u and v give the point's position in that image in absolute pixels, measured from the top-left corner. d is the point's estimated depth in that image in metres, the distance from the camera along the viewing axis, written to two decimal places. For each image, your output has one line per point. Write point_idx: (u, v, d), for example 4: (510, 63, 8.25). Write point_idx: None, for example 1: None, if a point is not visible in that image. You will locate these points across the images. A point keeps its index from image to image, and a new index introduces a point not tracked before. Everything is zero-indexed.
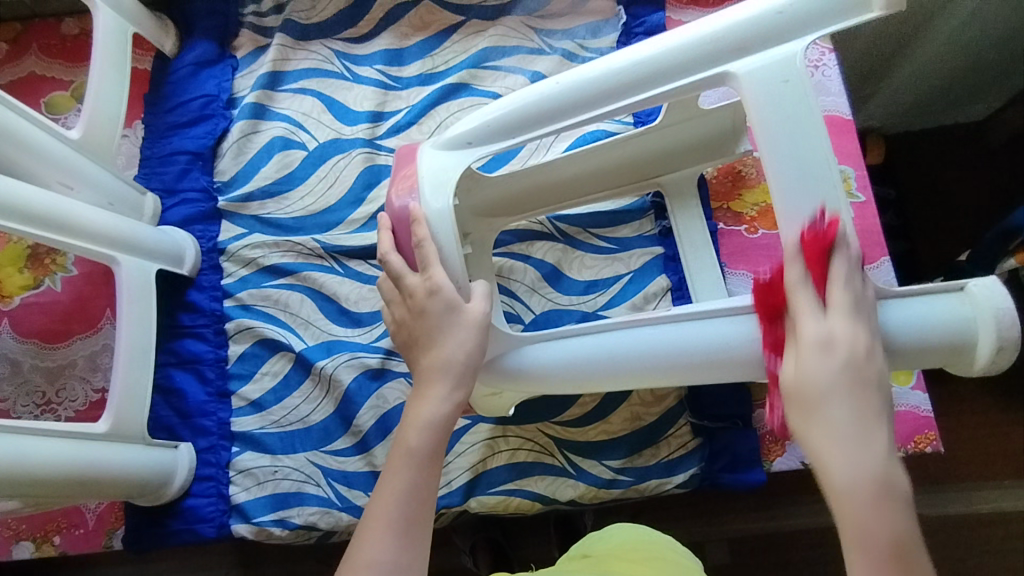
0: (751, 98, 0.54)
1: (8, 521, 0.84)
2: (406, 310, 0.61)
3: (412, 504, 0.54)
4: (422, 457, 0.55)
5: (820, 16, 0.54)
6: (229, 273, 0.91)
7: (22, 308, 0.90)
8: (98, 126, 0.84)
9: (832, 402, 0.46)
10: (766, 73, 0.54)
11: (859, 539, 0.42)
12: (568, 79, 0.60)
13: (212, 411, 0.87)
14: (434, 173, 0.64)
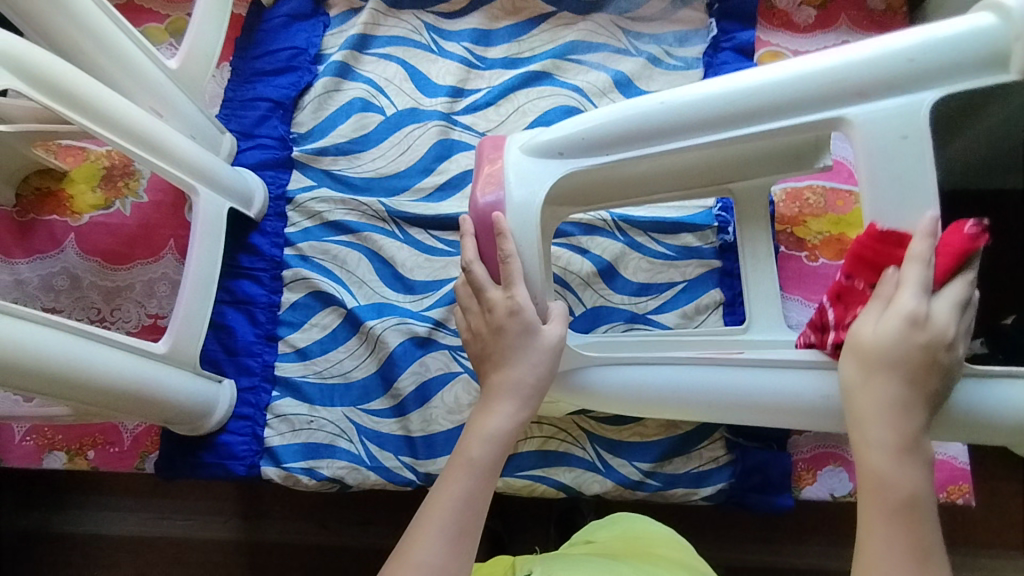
0: (862, 150, 0.56)
1: (45, 429, 0.85)
2: (484, 323, 0.63)
3: (466, 513, 0.56)
4: (482, 470, 0.58)
5: (951, 71, 0.54)
6: (294, 223, 0.93)
7: (90, 226, 0.92)
8: (195, 58, 0.85)
9: (884, 402, 0.52)
10: (881, 123, 0.55)
11: (879, 490, 0.50)
12: (678, 97, 0.59)
13: (258, 352, 0.88)
14: (525, 175, 0.63)
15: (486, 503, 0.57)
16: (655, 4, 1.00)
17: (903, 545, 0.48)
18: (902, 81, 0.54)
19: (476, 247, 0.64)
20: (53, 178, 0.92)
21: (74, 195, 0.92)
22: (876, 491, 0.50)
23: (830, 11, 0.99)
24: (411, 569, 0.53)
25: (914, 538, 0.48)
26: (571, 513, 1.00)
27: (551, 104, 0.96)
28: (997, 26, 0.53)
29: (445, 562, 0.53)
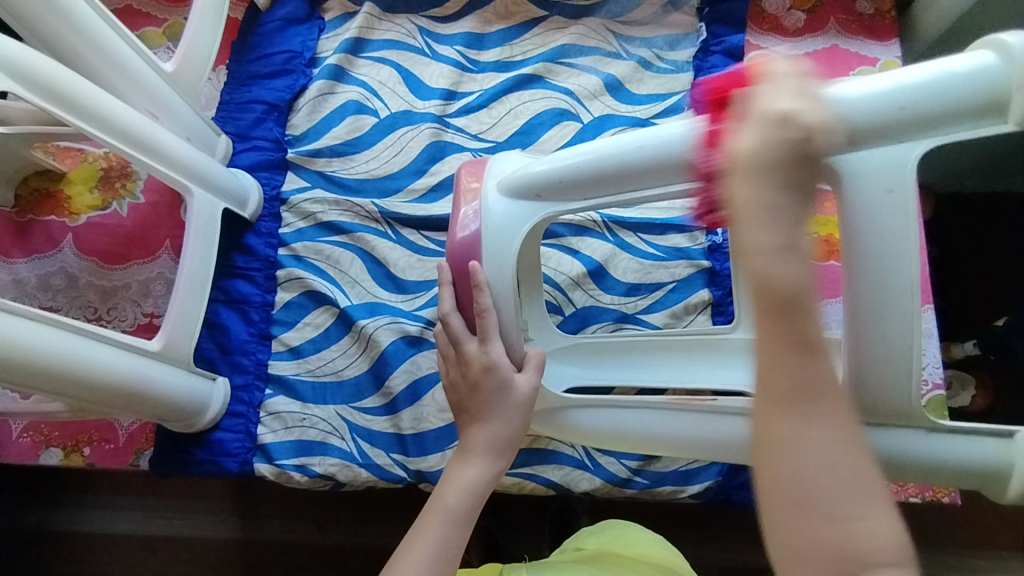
0: (846, 203, 0.51)
1: (42, 426, 0.86)
2: (461, 376, 0.63)
3: (440, 564, 0.56)
4: (456, 516, 0.58)
5: (945, 120, 0.49)
6: (288, 223, 0.94)
7: (87, 226, 0.93)
8: (190, 61, 0.87)
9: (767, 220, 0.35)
10: (870, 174, 0.51)
11: (766, 294, 0.35)
12: (654, 138, 0.55)
13: (252, 350, 0.89)
14: (499, 223, 0.62)
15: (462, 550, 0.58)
16: (647, 8, 1.01)
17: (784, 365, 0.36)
18: (897, 126, 0.50)
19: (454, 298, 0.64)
20: (51, 179, 0.94)
21: (71, 196, 0.94)
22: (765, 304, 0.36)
23: (819, 16, 1.00)
24: None
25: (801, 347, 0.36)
26: (563, 514, 1.01)
27: (542, 107, 0.98)
28: (999, 68, 0.48)
29: None
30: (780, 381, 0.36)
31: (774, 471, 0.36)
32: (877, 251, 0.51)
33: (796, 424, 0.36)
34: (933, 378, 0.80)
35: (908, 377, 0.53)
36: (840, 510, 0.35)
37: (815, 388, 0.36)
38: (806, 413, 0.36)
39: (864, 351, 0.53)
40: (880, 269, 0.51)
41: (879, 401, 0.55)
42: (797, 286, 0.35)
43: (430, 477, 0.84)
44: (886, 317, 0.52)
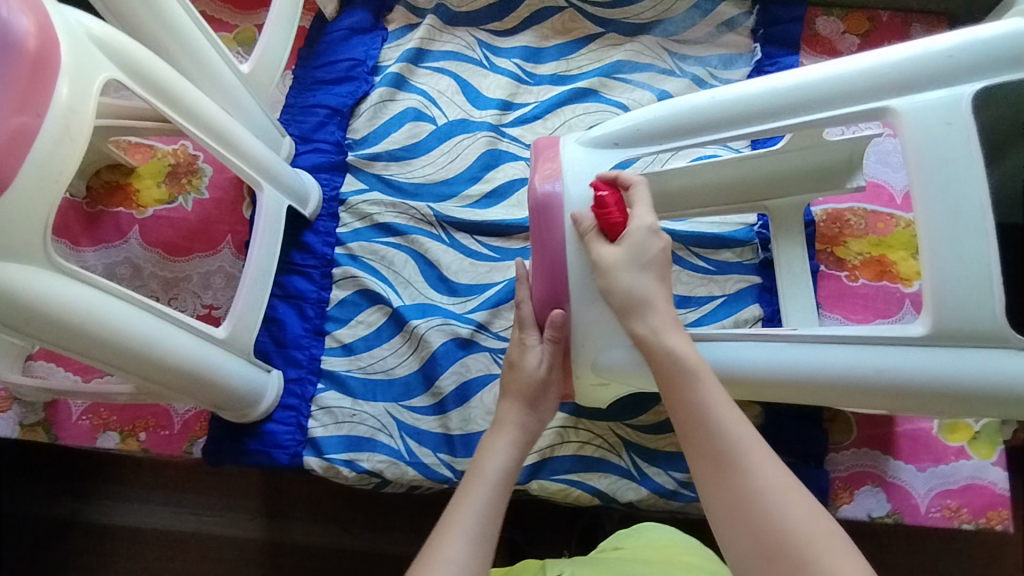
0: (911, 136, 0.58)
1: (101, 410, 0.88)
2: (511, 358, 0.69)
3: (486, 521, 0.56)
4: (500, 481, 0.59)
5: (987, 66, 0.58)
6: (345, 223, 0.97)
7: (153, 218, 0.96)
8: (263, 64, 0.90)
9: (644, 284, 0.58)
10: (926, 113, 0.58)
11: (673, 372, 0.53)
12: (723, 94, 0.64)
13: (306, 345, 0.91)
14: (580, 175, 0.67)
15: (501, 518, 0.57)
16: (701, 28, 1.03)
17: (713, 434, 0.48)
18: (943, 74, 0.58)
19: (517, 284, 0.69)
20: (122, 173, 0.98)
21: (140, 190, 0.97)
22: (669, 371, 0.53)
23: (873, 40, 1.01)
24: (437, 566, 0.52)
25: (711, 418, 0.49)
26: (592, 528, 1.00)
27: (597, 120, 0.99)
28: None
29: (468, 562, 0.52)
30: (691, 451, 0.49)
31: (733, 531, 0.45)
32: (944, 180, 0.57)
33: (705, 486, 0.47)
34: None
35: (991, 295, 0.56)
36: (802, 556, 0.42)
37: (737, 446, 0.47)
38: (756, 463, 0.46)
39: (938, 268, 0.57)
40: (948, 189, 0.57)
41: (966, 318, 0.56)
42: (672, 355, 0.53)
43: None
44: (961, 239, 0.56)
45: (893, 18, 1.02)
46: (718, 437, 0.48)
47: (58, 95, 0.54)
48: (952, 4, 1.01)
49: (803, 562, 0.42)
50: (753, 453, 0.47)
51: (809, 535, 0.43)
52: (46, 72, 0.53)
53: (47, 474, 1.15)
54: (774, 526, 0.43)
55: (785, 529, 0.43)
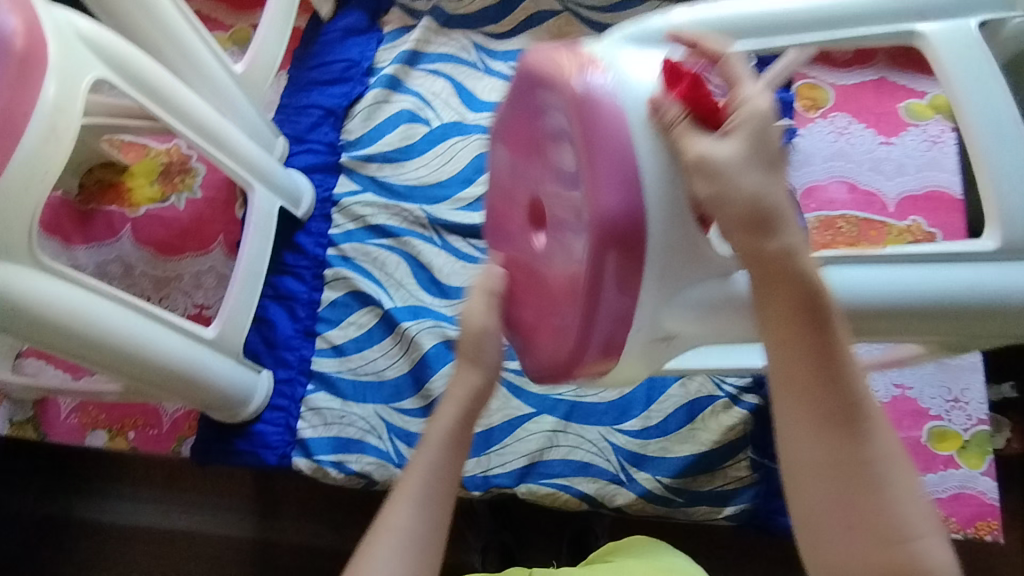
0: (945, 67, 0.51)
1: (90, 408, 0.88)
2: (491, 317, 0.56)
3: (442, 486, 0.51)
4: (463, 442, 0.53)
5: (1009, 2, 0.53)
6: (338, 224, 0.96)
7: (145, 217, 0.96)
8: (257, 65, 0.90)
9: (762, 181, 0.39)
10: (954, 41, 0.51)
11: (799, 294, 0.38)
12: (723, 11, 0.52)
13: (297, 346, 0.91)
14: (631, 73, 0.45)
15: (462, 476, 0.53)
16: None
17: (832, 387, 0.37)
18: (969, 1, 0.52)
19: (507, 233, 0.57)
20: (115, 171, 0.98)
21: (133, 188, 0.98)
22: (795, 301, 0.38)
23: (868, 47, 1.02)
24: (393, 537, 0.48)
25: (838, 373, 0.37)
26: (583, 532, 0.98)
27: None
28: None
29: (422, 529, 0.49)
30: (795, 398, 0.38)
31: (834, 495, 0.37)
32: (985, 102, 0.50)
33: (800, 439, 0.37)
34: (977, 415, 0.85)
35: None
36: (904, 529, 0.36)
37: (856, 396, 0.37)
38: (868, 418, 0.37)
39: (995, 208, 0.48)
40: (988, 105, 0.50)
41: None
42: (811, 292, 0.38)
43: (465, 481, 0.85)
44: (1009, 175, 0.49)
45: None
46: (846, 391, 0.37)
47: (45, 94, 0.54)
48: None
49: (904, 534, 0.36)
50: (869, 405, 0.38)
51: (911, 504, 0.37)
52: (33, 70, 0.53)
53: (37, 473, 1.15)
54: (880, 494, 0.36)
55: (889, 497, 0.36)
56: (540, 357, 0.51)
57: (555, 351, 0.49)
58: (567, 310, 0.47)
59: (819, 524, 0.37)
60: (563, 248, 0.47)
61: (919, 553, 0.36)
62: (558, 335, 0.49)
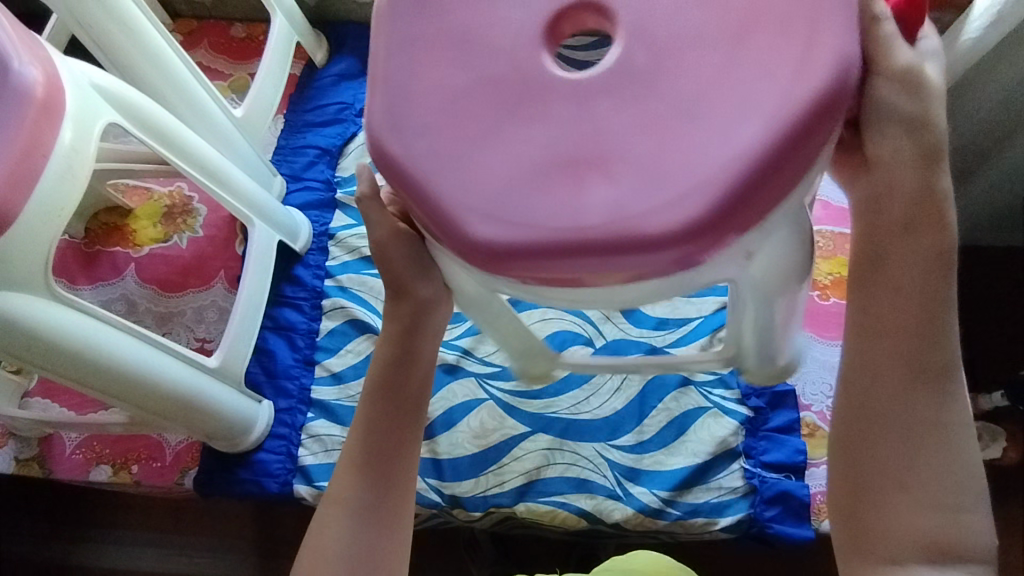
0: None
1: (94, 444, 0.90)
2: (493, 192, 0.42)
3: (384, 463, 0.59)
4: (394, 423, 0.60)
5: None
6: (334, 256, 1.00)
7: (149, 256, 1.00)
8: (256, 109, 0.96)
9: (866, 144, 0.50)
10: None
11: (943, 260, 0.47)
12: None
13: (297, 375, 0.93)
14: None
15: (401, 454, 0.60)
16: None
17: (943, 348, 0.48)
18: None
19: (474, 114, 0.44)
20: (119, 214, 1.02)
21: (137, 229, 1.02)
22: (940, 261, 0.47)
23: None
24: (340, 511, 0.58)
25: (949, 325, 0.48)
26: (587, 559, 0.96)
27: None
28: None
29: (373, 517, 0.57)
30: (886, 348, 0.48)
31: (925, 448, 0.47)
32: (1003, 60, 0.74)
33: (883, 384, 0.48)
34: None
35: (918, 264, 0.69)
36: (958, 503, 0.47)
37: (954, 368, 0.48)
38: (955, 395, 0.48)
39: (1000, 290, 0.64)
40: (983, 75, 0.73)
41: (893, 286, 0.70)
42: (946, 246, 0.48)
43: (465, 502, 0.86)
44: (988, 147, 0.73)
45: None
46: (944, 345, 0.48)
47: (62, 138, 0.58)
48: None
49: (959, 509, 0.47)
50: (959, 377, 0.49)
51: (971, 482, 0.47)
52: (52, 117, 0.58)
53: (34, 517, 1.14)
54: (957, 468, 0.47)
55: (961, 469, 0.47)
56: (634, 227, 0.40)
57: (657, 221, 0.39)
58: (689, 170, 0.40)
59: (881, 479, 0.48)
60: (654, 113, 0.41)
61: (972, 528, 0.47)
62: (616, 205, 0.40)
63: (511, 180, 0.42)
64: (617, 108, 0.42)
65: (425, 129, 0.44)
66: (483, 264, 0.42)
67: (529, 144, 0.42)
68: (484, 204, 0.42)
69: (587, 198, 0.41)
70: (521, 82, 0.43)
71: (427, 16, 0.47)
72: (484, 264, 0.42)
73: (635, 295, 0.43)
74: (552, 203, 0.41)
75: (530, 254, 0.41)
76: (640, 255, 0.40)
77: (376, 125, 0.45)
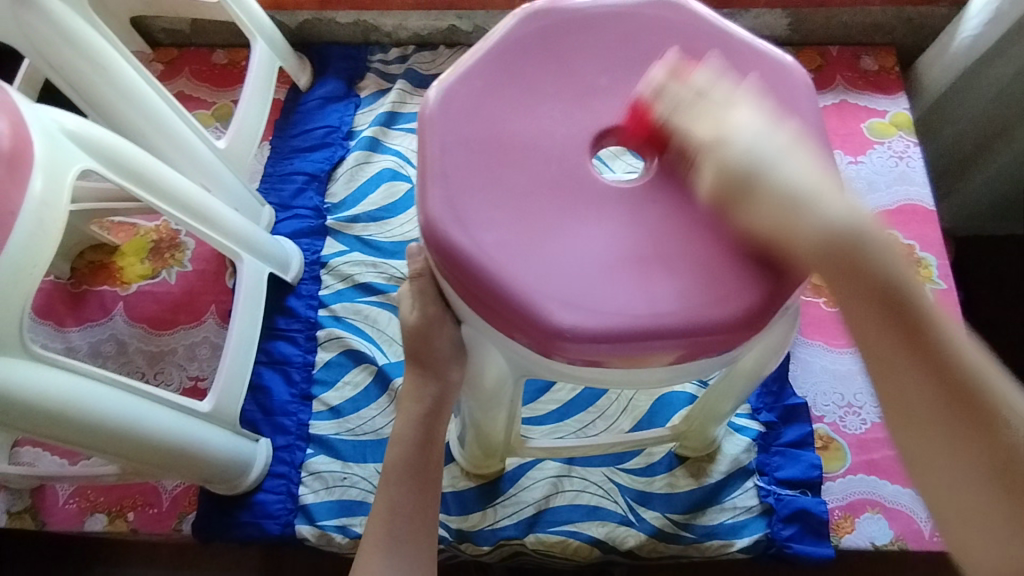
0: None
1: (89, 492, 0.87)
2: (558, 280, 0.46)
3: (398, 519, 0.57)
4: (410, 471, 0.58)
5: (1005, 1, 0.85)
6: (327, 285, 0.98)
7: (137, 294, 0.98)
8: (240, 139, 0.93)
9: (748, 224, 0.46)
10: None
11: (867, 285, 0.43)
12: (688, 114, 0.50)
13: (294, 411, 0.90)
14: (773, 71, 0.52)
15: (415, 507, 0.58)
16: None
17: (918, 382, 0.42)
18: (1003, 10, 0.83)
19: (517, 214, 0.47)
20: (105, 252, 1.00)
21: (124, 266, 0.99)
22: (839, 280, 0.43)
23: (826, 73, 1.06)
24: None
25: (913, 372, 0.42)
26: None
27: None
28: None
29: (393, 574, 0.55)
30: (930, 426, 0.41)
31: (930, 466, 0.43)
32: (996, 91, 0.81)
33: (952, 461, 0.41)
34: None
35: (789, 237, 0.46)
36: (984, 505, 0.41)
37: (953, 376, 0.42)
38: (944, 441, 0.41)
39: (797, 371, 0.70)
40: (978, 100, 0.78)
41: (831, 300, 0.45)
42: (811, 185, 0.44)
43: (474, 537, 0.83)
44: None
45: (843, 51, 1.07)
46: (972, 390, 0.41)
47: (32, 190, 0.56)
48: (897, 36, 1.06)
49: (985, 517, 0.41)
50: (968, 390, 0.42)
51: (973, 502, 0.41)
52: (19, 168, 0.55)
53: (7, 572, 0.98)
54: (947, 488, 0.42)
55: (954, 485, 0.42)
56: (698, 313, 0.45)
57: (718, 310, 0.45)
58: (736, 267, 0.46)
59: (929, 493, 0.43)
60: (698, 217, 0.47)
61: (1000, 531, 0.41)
62: (680, 296, 0.46)
63: (582, 272, 0.46)
64: (665, 214, 0.48)
65: (492, 223, 0.47)
66: (555, 347, 0.45)
67: (589, 242, 0.47)
68: (560, 291, 0.45)
69: (650, 289, 0.46)
70: (574, 186, 0.48)
71: (475, 120, 0.50)
72: (558, 345, 0.45)
73: (654, 375, 0.49)
74: (621, 295, 0.46)
75: (603, 339, 0.45)
76: (702, 341, 0.45)
77: (437, 217, 0.47)
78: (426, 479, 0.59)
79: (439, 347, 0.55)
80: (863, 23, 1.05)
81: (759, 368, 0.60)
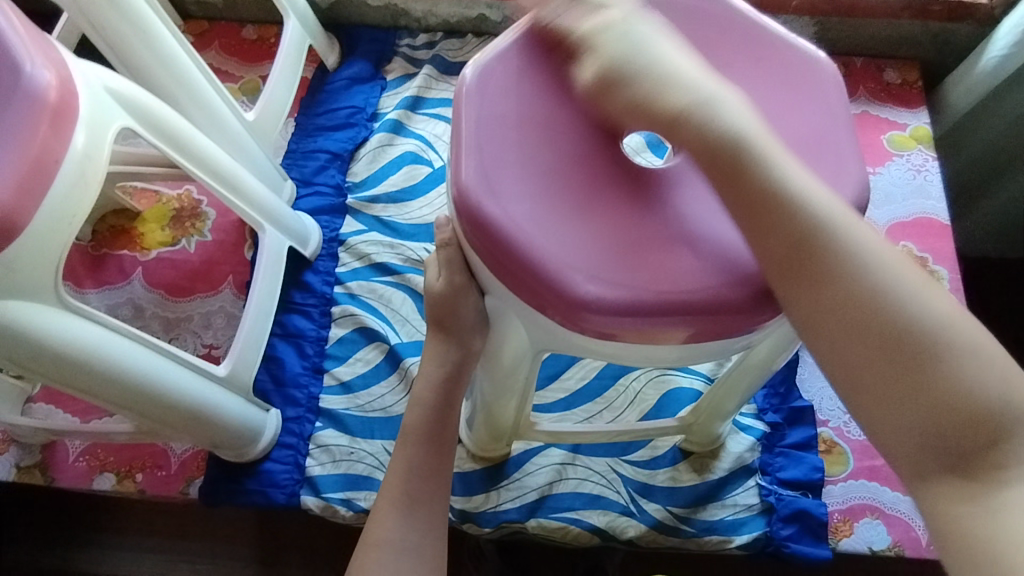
0: None
1: (99, 451, 0.88)
2: (583, 254, 0.47)
3: (414, 485, 0.58)
4: (427, 440, 0.59)
5: None
6: (344, 263, 0.99)
7: (156, 261, 0.99)
8: (267, 113, 0.94)
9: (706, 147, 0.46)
10: None
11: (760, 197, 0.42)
12: None
13: (305, 384, 0.92)
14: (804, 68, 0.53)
15: (431, 476, 0.59)
16: None
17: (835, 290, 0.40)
18: None
19: (548, 190, 0.48)
20: (127, 217, 1.01)
21: (145, 233, 1.00)
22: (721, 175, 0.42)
23: (849, 83, 1.07)
24: (373, 548, 0.55)
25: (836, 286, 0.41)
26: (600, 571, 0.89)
27: None
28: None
29: (407, 538, 0.56)
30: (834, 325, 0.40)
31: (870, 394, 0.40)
32: None
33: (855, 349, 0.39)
34: None
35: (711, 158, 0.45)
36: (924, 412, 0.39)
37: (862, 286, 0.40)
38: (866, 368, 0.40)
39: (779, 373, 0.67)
40: None
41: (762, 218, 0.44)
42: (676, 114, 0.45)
43: (476, 518, 0.84)
44: None
45: (868, 64, 1.08)
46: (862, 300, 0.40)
47: (74, 143, 0.57)
48: (921, 50, 1.07)
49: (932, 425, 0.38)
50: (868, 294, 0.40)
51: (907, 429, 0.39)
52: (64, 122, 0.56)
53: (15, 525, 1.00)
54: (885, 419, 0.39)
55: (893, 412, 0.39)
56: (722, 295, 0.46)
57: (742, 292, 0.46)
58: None
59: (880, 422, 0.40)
60: None
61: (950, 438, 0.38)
62: (703, 277, 0.46)
63: (609, 249, 0.47)
64: (692, 198, 0.49)
65: (524, 197, 0.48)
66: (578, 318, 0.46)
67: (617, 220, 0.48)
68: (586, 266, 0.46)
69: (675, 269, 0.47)
70: (606, 167, 0.49)
71: (511, 98, 0.51)
72: (581, 317, 0.46)
73: (672, 356, 0.50)
74: (646, 272, 0.46)
75: (627, 314, 0.46)
76: (722, 320, 0.46)
77: (470, 188, 0.48)
78: (440, 449, 0.60)
79: (464, 318, 0.56)
80: (888, 37, 1.06)
81: (770, 360, 0.61)
